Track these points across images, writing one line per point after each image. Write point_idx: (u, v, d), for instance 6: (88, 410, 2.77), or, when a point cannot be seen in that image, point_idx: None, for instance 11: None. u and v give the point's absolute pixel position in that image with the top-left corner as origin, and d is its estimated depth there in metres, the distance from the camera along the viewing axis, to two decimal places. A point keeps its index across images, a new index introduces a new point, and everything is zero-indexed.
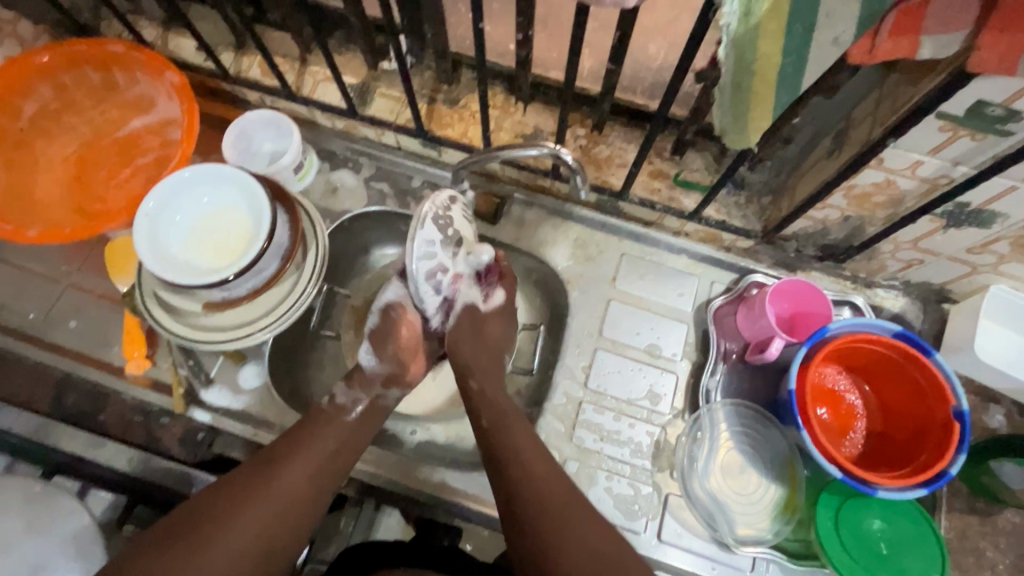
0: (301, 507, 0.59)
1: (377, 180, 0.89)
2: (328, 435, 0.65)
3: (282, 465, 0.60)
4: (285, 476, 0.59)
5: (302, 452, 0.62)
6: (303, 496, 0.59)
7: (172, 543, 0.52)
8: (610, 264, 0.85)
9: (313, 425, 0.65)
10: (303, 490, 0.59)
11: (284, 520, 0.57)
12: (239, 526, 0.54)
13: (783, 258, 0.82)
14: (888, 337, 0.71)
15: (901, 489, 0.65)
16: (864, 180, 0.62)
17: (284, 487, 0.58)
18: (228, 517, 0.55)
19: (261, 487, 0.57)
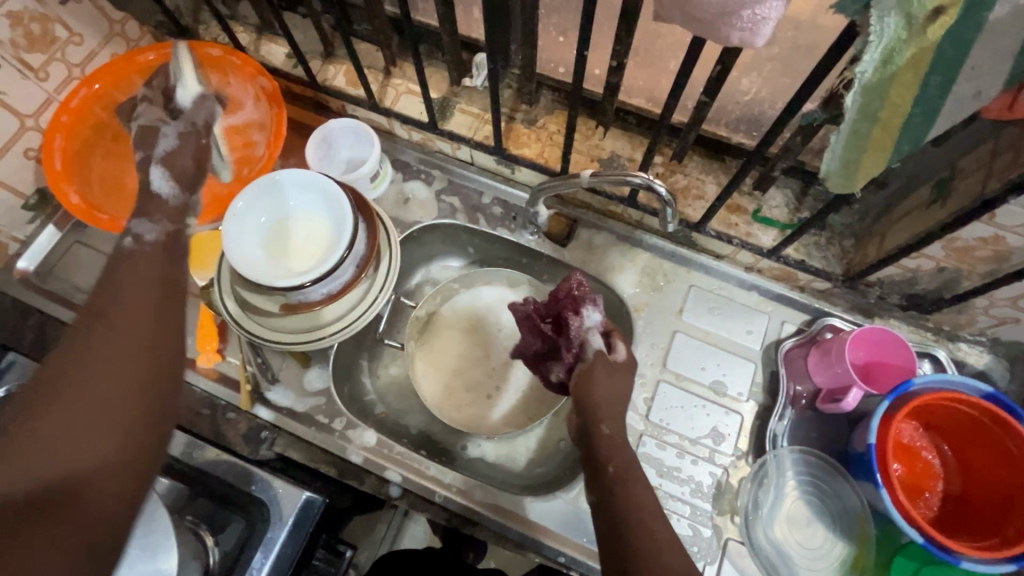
0: (149, 357, 0.50)
1: (448, 194, 0.90)
2: (139, 273, 0.56)
3: (86, 341, 0.49)
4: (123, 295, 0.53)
5: (111, 286, 0.54)
6: (148, 355, 0.50)
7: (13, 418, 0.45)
8: (678, 295, 0.84)
9: (98, 296, 0.54)
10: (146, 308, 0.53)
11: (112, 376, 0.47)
12: (79, 396, 0.46)
13: (862, 304, 0.78)
14: (978, 398, 0.67)
15: (988, 561, 0.61)
16: (970, 233, 0.60)
17: (117, 341, 0.49)
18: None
19: (91, 347, 0.49)
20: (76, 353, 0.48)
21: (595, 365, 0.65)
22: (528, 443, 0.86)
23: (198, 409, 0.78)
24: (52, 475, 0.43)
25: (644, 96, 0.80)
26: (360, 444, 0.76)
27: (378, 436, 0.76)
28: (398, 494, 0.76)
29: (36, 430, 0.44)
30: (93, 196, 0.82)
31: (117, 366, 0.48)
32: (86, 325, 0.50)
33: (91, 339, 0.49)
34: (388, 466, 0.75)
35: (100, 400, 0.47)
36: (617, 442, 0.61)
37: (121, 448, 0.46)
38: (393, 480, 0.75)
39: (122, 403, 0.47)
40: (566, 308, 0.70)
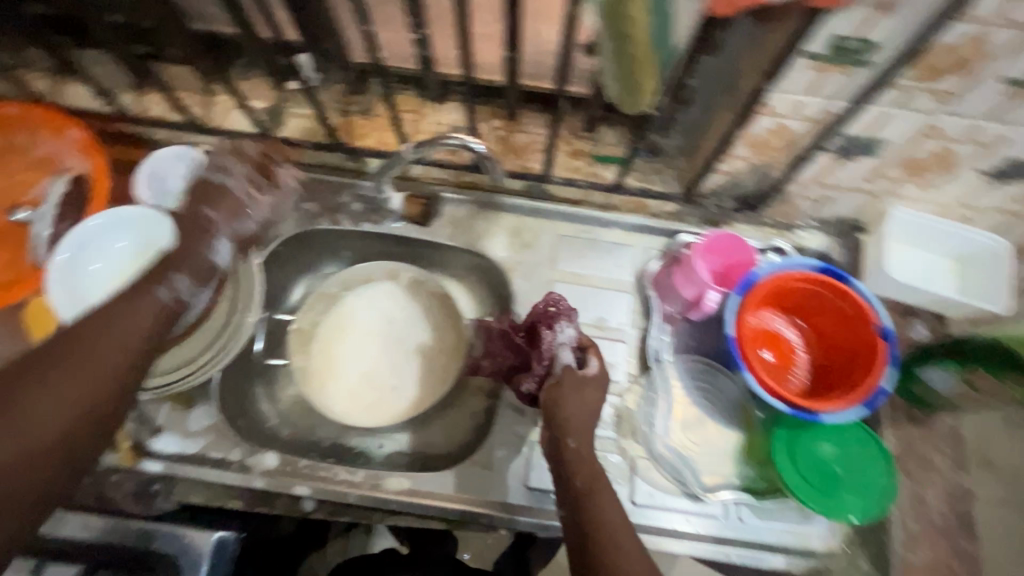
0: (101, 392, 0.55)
1: (304, 201, 0.89)
2: (128, 318, 0.59)
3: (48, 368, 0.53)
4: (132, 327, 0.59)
5: (115, 322, 0.58)
6: (86, 395, 0.54)
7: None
8: (547, 248, 0.87)
9: (86, 330, 0.57)
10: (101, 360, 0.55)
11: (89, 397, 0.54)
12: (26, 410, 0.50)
13: (708, 215, 0.85)
14: (811, 273, 0.75)
15: (840, 411, 0.69)
16: (759, 126, 0.66)
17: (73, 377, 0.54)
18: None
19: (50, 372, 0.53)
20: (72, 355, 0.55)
21: (560, 380, 0.67)
22: (443, 425, 0.86)
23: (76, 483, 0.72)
24: None
25: None
26: (261, 468, 0.73)
27: (280, 456, 0.74)
28: (313, 507, 0.74)
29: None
30: None
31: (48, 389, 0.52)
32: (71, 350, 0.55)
33: (63, 365, 0.54)
34: (295, 483, 0.73)
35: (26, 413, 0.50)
36: (584, 458, 0.61)
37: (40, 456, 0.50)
38: (304, 495, 0.73)
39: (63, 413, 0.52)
40: (540, 323, 0.73)
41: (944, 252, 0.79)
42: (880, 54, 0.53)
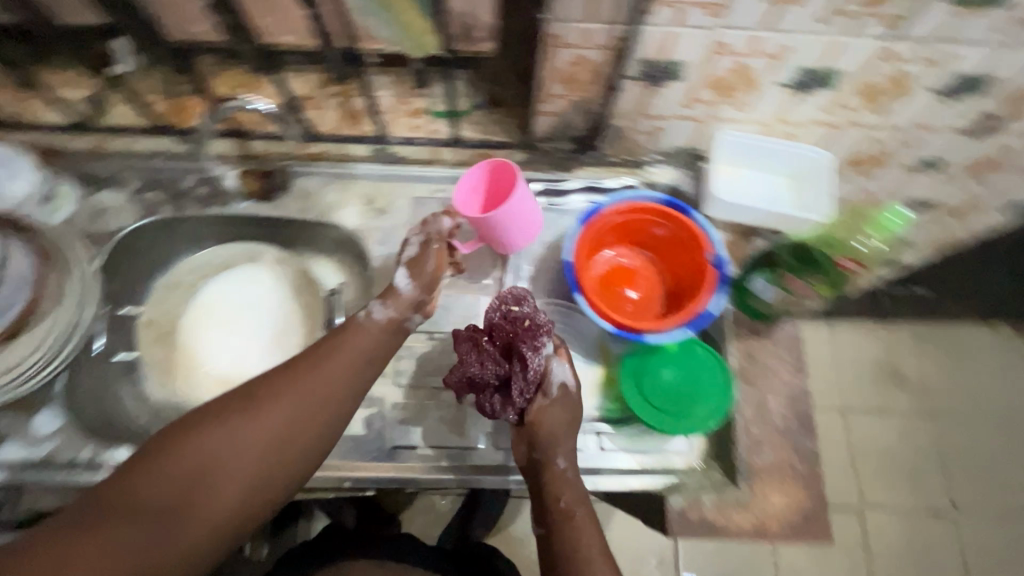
0: (340, 404, 0.57)
1: (147, 190, 0.86)
2: (355, 344, 0.61)
3: (299, 380, 0.56)
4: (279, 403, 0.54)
5: (329, 356, 0.58)
6: (347, 390, 0.58)
7: (111, 484, 0.49)
8: (404, 211, 0.86)
9: (332, 343, 0.60)
10: (334, 379, 0.57)
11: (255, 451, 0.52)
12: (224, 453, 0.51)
13: (556, 160, 0.86)
14: (652, 203, 0.77)
15: (667, 330, 0.70)
16: (561, 61, 0.66)
17: (321, 398, 0.55)
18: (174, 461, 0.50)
19: (274, 411, 0.53)
20: (255, 406, 0.53)
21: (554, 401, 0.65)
22: None
23: None
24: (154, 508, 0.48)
25: None
26: (109, 464, 0.71)
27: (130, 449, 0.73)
28: None
29: (114, 541, 0.46)
30: None
31: (246, 463, 0.51)
32: (310, 372, 0.56)
33: (286, 391, 0.55)
34: None
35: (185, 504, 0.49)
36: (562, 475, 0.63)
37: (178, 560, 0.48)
38: None
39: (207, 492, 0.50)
40: (520, 339, 0.64)
41: (778, 170, 0.82)
42: None
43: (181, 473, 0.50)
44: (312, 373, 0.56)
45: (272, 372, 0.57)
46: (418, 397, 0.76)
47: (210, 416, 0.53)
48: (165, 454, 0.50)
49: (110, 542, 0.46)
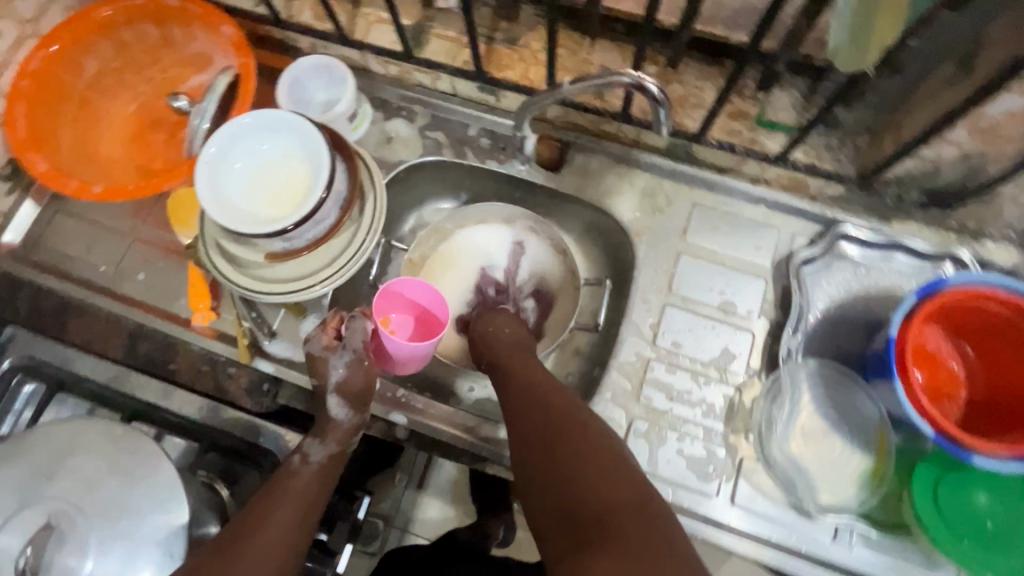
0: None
1: (432, 129, 0.85)
2: (290, 504, 0.56)
3: (250, 543, 0.52)
4: (257, 549, 0.52)
5: (269, 508, 0.55)
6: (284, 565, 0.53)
7: (211, 558, 0.51)
8: (680, 216, 0.79)
9: (271, 497, 0.56)
10: (276, 540, 0.53)
11: None
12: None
13: (879, 207, 0.74)
14: (1017, 298, 0.63)
15: (1002, 459, 0.59)
16: (997, 106, 0.54)
17: (254, 558, 0.51)
18: None
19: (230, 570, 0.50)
20: (251, 547, 0.52)
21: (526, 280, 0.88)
22: None
23: (200, 367, 0.77)
24: None
25: None
26: None
27: (383, 383, 0.74)
28: (405, 436, 0.75)
29: None
30: (64, 162, 0.79)
31: None
32: (251, 540, 0.52)
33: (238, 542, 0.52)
34: (393, 410, 0.73)
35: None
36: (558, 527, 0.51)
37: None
38: (399, 422, 0.74)
39: None
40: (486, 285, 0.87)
41: None
42: None
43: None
44: (253, 519, 0.54)
45: (267, 503, 0.56)
46: (661, 422, 0.71)
47: (231, 530, 0.53)
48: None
49: None
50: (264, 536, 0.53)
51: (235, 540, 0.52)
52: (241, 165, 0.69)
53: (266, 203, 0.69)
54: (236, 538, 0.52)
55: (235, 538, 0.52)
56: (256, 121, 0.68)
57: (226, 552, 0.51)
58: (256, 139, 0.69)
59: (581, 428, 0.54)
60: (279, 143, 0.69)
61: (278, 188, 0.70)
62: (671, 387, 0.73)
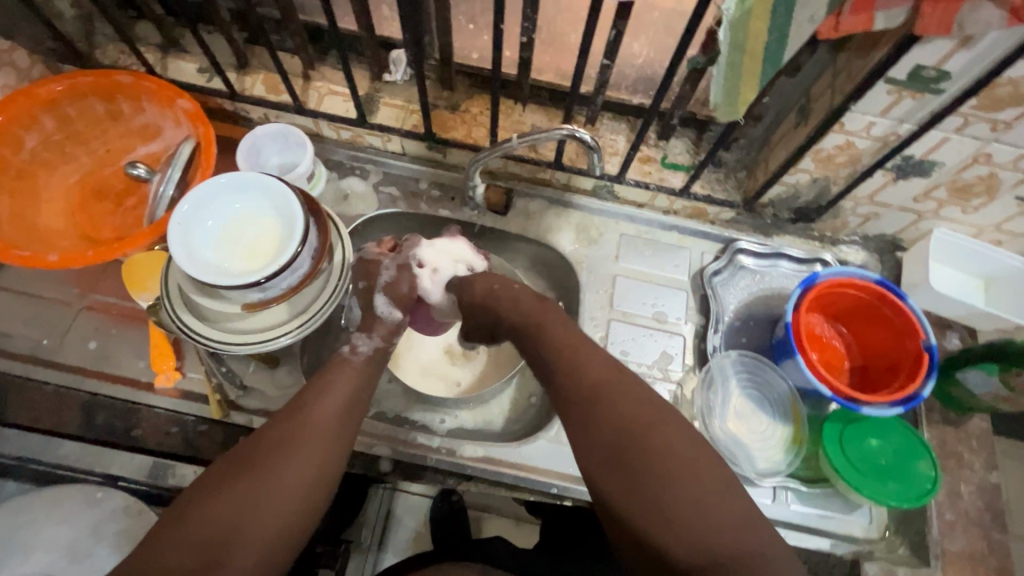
0: (336, 441, 0.61)
1: (386, 185, 0.94)
2: (339, 384, 0.66)
3: (310, 409, 0.61)
4: (318, 415, 0.61)
5: (321, 387, 0.65)
6: (342, 426, 0.62)
7: (281, 424, 0.60)
8: (611, 244, 0.93)
9: (325, 381, 0.66)
10: (333, 408, 0.63)
11: (319, 456, 0.58)
12: (281, 471, 0.55)
13: (761, 225, 0.93)
14: (867, 282, 0.82)
15: (881, 406, 0.75)
16: (829, 143, 0.74)
17: (318, 420, 0.61)
18: (281, 454, 0.57)
19: (299, 426, 0.59)
20: (313, 415, 0.61)
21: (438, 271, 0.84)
22: (502, 404, 0.90)
23: (166, 430, 0.75)
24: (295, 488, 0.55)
25: (553, 71, 0.89)
26: None
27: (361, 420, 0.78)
28: (390, 469, 0.78)
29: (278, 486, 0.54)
30: (4, 235, 0.77)
31: (306, 448, 0.58)
32: (309, 407, 0.62)
33: (302, 412, 0.61)
34: (375, 443, 0.77)
35: (305, 474, 0.56)
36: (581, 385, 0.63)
37: (310, 502, 0.56)
38: (383, 455, 0.77)
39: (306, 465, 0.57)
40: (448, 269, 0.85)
41: (975, 272, 0.86)
42: (952, 84, 0.61)
43: (247, 453, 0.57)
44: (308, 396, 0.63)
45: (322, 386, 0.65)
46: None
47: (295, 402, 0.63)
48: (252, 441, 0.59)
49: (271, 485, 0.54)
50: (324, 407, 0.62)
51: (297, 409, 0.62)
52: (211, 224, 0.73)
53: (238, 257, 0.72)
54: (303, 407, 0.62)
55: (299, 409, 0.61)
56: (229, 183, 0.73)
57: (296, 415, 0.61)
58: (226, 200, 0.74)
59: (633, 408, 0.60)
60: (249, 202, 0.74)
61: (249, 243, 0.73)
62: None
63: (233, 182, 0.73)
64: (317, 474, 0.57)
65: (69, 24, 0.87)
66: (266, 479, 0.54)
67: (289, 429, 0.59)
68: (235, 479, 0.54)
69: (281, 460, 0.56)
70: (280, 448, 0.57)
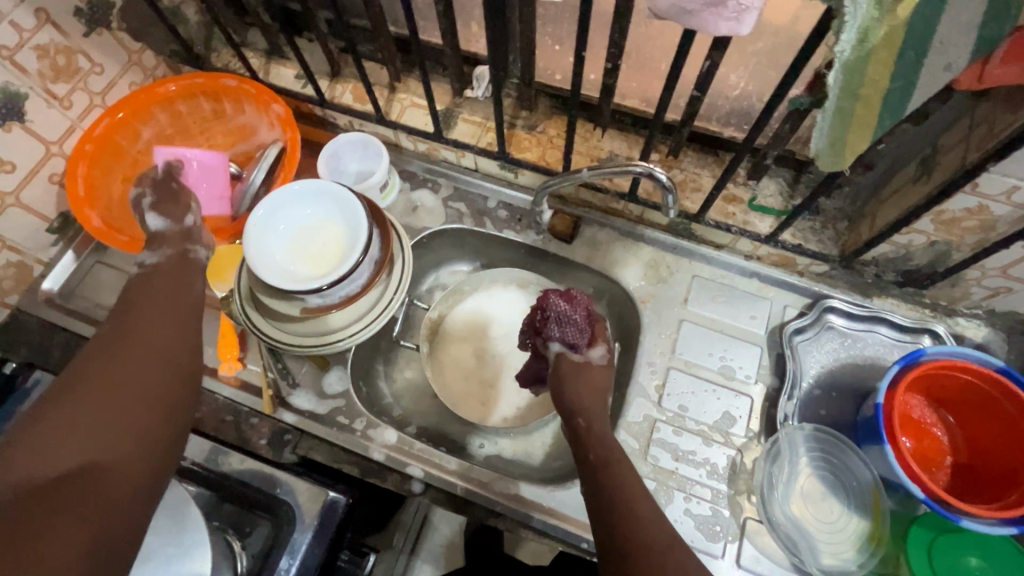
0: (166, 364, 0.56)
1: (455, 201, 0.94)
2: (158, 297, 0.63)
3: (129, 335, 0.57)
4: (137, 344, 0.56)
5: (141, 307, 0.61)
6: (174, 341, 0.59)
7: (91, 362, 0.53)
8: (681, 285, 0.86)
9: (135, 293, 0.63)
10: (163, 324, 0.60)
11: (152, 386, 0.54)
12: (108, 406, 0.50)
13: (859, 284, 0.82)
14: (989, 371, 0.69)
15: (988, 522, 0.63)
16: (955, 205, 0.63)
17: (158, 314, 0.60)
18: (101, 394, 0.51)
19: (141, 319, 0.59)
20: (134, 346, 0.56)
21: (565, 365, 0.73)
22: (543, 438, 0.87)
23: (223, 416, 0.79)
24: (130, 446, 0.49)
25: (639, 97, 0.84)
26: (380, 442, 0.78)
27: (398, 435, 0.78)
28: (420, 489, 0.77)
29: (119, 423, 0.50)
30: (113, 219, 0.85)
31: (138, 379, 0.53)
32: (128, 331, 0.58)
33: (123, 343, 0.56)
34: (409, 463, 0.77)
35: (138, 423, 0.50)
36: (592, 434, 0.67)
37: (145, 447, 0.50)
38: (415, 475, 0.77)
39: (143, 407, 0.52)
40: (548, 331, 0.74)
41: None
42: None
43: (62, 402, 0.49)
44: (152, 290, 0.63)
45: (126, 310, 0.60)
46: (670, 487, 0.75)
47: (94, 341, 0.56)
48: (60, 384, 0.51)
49: (104, 425, 0.49)
50: (141, 326, 0.58)
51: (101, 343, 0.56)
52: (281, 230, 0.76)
53: (303, 266, 0.75)
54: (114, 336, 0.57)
55: (120, 336, 0.56)
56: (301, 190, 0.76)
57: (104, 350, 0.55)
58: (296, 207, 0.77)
59: (659, 520, 0.56)
60: (313, 216, 0.77)
61: (314, 250, 0.76)
62: (680, 443, 0.77)
63: (305, 188, 0.76)
64: (157, 403, 0.53)
65: (192, 29, 0.95)
66: (93, 414, 0.49)
67: (104, 365, 0.53)
68: (58, 398, 0.49)
69: (111, 395, 0.51)
70: (98, 388, 0.51)
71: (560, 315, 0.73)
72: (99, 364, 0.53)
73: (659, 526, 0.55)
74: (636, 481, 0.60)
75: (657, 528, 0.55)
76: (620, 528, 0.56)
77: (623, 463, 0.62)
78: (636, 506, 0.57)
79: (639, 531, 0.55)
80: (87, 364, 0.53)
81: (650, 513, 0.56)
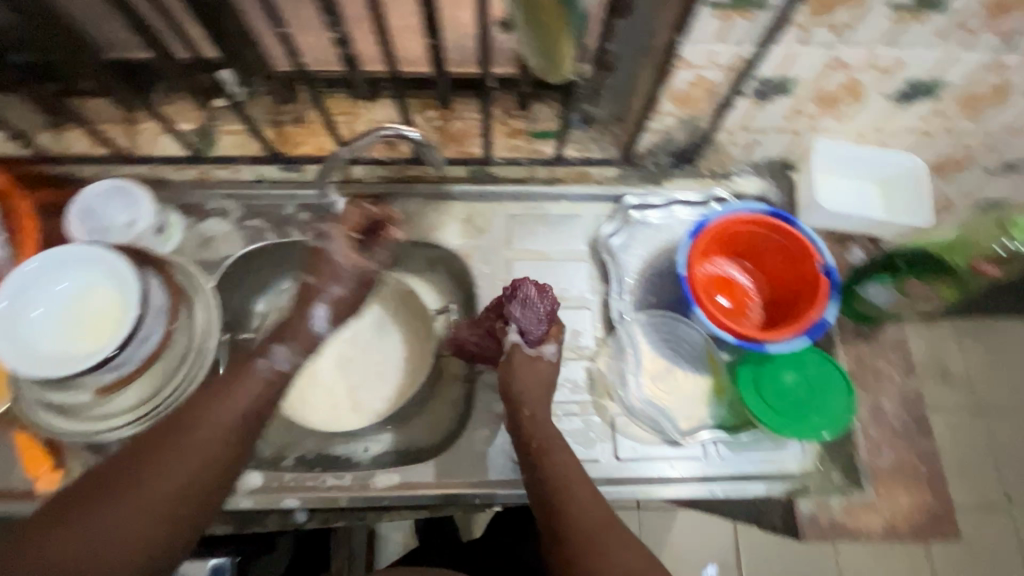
0: (176, 493, 0.56)
1: (250, 218, 0.86)
2: (225, 412, 0.63)
3: (166, 456, 0.58)
4: (158, 466, 0.57)
5: (198, 420, 0.62)
6: (202, 473, 0.58)
7: (116, 476, 0.55)
8: (500, 229, 0.87)
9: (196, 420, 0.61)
10: (192, 453, 0.59)
11: (151, 506, 0.55)
12: (91, 525, 0.52)
13: (648, 174, 0.88)
14: (756, 216, 0.79)
15: (787, 340, 0.73)
16: (680, 80, 0.69)
17: (201, 437, 0.60)
18: (91, 514, 0.53)
19: (190, 440, 0.59)
20: (167, 464, 0.57)
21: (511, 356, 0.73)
22: (424, 419, 0.87)
23: None
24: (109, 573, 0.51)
25: None
26: (245, 490, 0.73)
27: (263, 474, 0.74)
28: (305, 517, 0.74)
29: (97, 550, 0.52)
30: None
31: (137, 500, 0.54)
32: (164, 448, 0.58)
33: (153, 466, 0.57)
34: (283, 496, 0.73)
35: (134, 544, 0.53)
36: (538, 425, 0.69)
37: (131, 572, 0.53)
38: (294, 506, 0.74)
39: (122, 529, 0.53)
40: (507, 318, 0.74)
41: (867, 177, 0.84)
42: None
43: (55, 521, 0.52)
44: (216, 406, 0.63)
45: (182, 428, 0.60)
46: None
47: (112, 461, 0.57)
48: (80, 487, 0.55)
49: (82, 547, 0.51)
50: (183, 454, 0.58)
51: (147, 451, 0.58)
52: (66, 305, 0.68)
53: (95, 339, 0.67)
54: (161, 449, 0.58)
55: (166, 450, 0.58)
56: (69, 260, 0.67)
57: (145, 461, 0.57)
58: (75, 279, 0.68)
59: (593, 507, 0.62)
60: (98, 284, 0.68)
61: (108, 322, 0.68)
62: None
63: (74, 257, 0.67)
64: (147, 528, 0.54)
65: None
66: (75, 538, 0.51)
67: (125, 485, 0.55)
68: (66, 511, 0.53)
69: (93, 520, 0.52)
70: (96, 508, 0.53)
71: (527, 299, 0.71)
72: (116, 490, 0.54)
73: (592, 512, 0.61)
74: (573, 466, 0.66)
75: (593, 513, 0.61)
76: (561, 516, 0.62)
77: (559, 453, 0.67)
78: (573, 492, 0.63)
79: (579, 517, 0.61)
80: (99, 470, 0.56)
81: (589, 495, 0.63)
